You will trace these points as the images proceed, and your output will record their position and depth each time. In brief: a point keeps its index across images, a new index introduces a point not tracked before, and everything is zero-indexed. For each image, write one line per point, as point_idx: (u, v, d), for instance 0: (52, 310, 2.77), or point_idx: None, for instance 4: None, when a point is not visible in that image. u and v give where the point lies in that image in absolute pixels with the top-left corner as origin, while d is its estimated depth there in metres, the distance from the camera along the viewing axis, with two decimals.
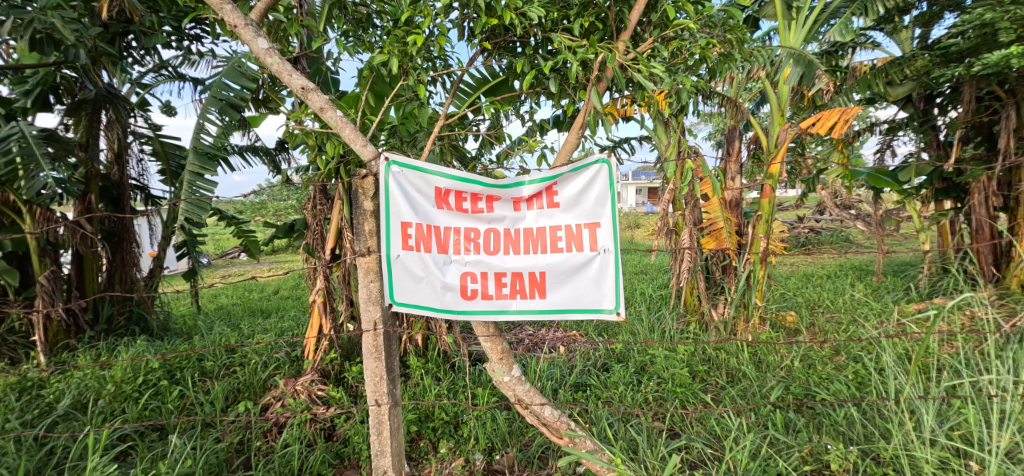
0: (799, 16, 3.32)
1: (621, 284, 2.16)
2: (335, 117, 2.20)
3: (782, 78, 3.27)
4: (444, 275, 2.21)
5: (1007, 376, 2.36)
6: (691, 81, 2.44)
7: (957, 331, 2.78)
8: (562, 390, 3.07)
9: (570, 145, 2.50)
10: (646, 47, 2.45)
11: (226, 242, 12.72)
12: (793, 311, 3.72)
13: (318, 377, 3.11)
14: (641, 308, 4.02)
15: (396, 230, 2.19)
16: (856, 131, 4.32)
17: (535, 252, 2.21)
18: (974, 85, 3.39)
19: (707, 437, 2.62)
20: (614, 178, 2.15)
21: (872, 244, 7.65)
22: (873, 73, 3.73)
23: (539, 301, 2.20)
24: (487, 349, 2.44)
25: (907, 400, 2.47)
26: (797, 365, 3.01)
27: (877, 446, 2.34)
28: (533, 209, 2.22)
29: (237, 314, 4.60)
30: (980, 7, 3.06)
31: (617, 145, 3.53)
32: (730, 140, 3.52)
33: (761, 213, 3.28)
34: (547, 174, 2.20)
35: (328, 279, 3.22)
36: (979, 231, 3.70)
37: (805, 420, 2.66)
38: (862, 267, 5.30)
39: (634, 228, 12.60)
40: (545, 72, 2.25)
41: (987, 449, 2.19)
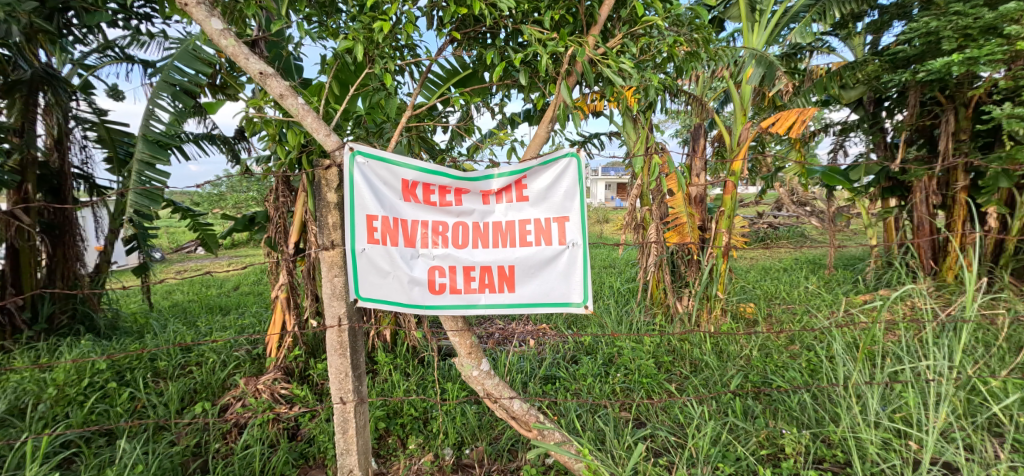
0: (762, 19, 3.35)
1: (589, 277, 2.19)
2: (296, 105, 2.13)
3: (744, 79, 3.26)
4: (411, 269, 2.19)
5: (944, 361, 2.57)
6: (659, 77, 2.51)
7: (899, 319, 2.97)
8: (531, 383, 3.14)
9: (540, 138, 2.53)
10: (616, 42, 2.52)
11: (181, 236, 12.14)
12: (752, 302, 3.89)
13: (281, 375, 3.03)
14: (609, 300, 4.09)
15: (362, 223, 2.14)
16: (812, 132, 4.52)
17: (504, 246, 2.21)
18: (918, 90, 3.53)
19: (671, 426, 2.74)
20: (582, 172, 2.17)
21: (825, 240, 8.06)
22: (829, 76, 3.85)
23: (507, 294, 2.21)
24: (456, 343, 2.46)
25: (854, 385, 2.66)
26: (755, 354, 3.14)
27: (828, 430, 2.53)
28: (502, 203, 2.22)
29: (191, 311, 4.38)
30: (923, 16, 2.92)
31: (586, 141, 3.55)
32: (694, 137, 3.42)
33: (723, 210, 3.29)
34: (516, 167, 2.20)
35: (291, 274, 3.08)
36: (919, 227, 3.92)
37: (761, 407, 2.82)
38: (815, 261, 5.60)
39: (602, 223, 12.79)
40: (515, 64, 2.27)
41: (924, 429, 2.39)
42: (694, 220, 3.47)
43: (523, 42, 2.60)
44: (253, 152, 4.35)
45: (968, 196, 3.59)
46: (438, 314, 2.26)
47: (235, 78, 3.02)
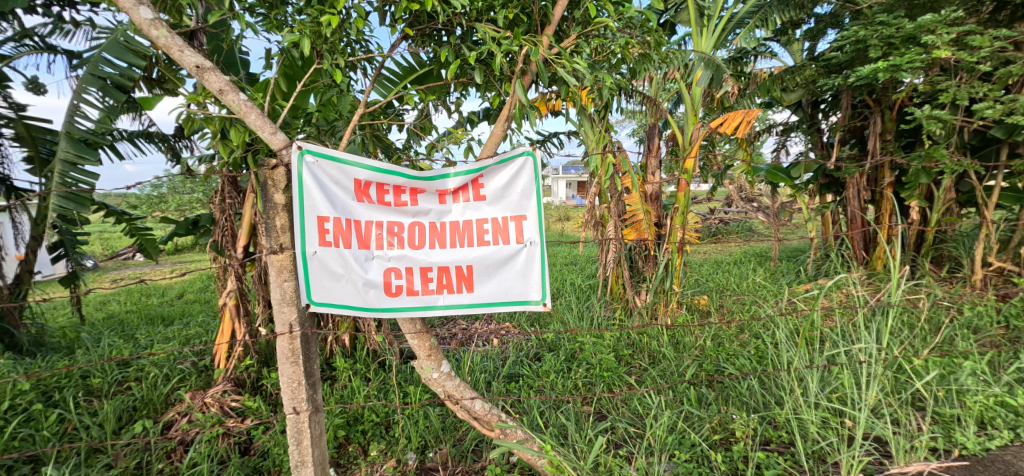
0: (710, 24, 3.50)
1: (547, 276, 2.21)
2: (237, 101, 2.03)
3: (694, 81, 3.39)
4: (366, 271, 2.14)
5: (872, 344, 2.79)
6: (612, 77, 2.57)
7: (835, 306, 3.20)
8: (495, 382, 3.15)
9: (496, 137, 2.55)
10: (570, 42, 2.56)
11: (116, 241, 11.27)
12: (705, 294, 4.07)
13: (232, 387, 2.87)
14: (571, 297, 4.17)
15: (313, 225, 2.07)
16: (756, 133, 4.77)
17: (461, 245, 2.20)
18: (850, 93, 3.78)
19: (630, 417, 2.82)
20: (538, 170, 2.18)
21: (770, 234, 8.53)
22: (771, 79, 4.07)
23: (466, 295, 2.19)
24: (414, 346, 2.43)
25: (796, 370, 2.84)
26: (709, 344, 3.29)
27: (774, 412, 2.69)
28: (458, 202, 2.20)
29: (131, 323, 4.06)
30: (854, 25, 3.16)
31: (545, 140, 3.59)
32: (649, 136, 3.51)
33: (678, 207, 3.42)
34: (471, 166, 2.19)
35: (240, 279, 2.93)
36: (854, 220, 4.12)
37: (714, 394, 2.96)
38: (761, 254, 5.93)
39: (564, 221, 13.00)
40: (470, 62, 2.27)
41: (858, 407, 2.58)
42: (650, 217, 3.58)
43: (479, 40, 2.59)
44: (195, 151, 4.08)
45: (893, 192, 3.85)
46: (395, 317, 2.22)
47: (174, 71, 2.83)
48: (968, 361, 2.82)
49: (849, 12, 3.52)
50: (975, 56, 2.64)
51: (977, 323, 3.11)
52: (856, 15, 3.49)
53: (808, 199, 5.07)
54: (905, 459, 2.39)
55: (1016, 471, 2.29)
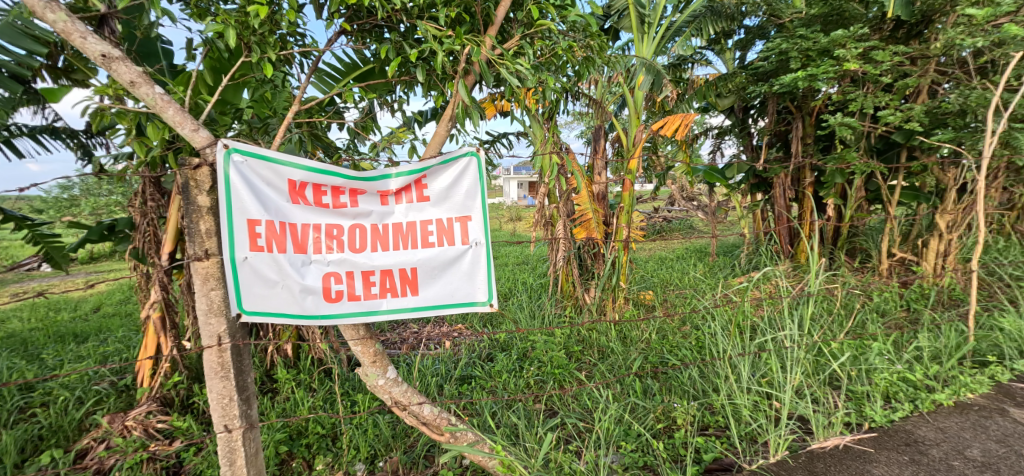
0: (651, 31, 3.67)
1: (493, 276, 2.20)
2: (152, 94, 1.86)
3: (637, 85, 3.53)
4: (303, 277, 2.03)
5: (793, 331, 3.04)
6: (555, 79, 2.62)
7: (764, 296, 3.46)
8: (447, 385, 3.13)
9: (439, 137, 2.54)
10: (513, 43, 2.58)
11: (14, 249, 10.04)
12: (650, 289, 4.26)
13: (158, 407, 2.62)
14: (522, 296, 4.22)
15: (242, 229, 1.95)
16: (693, 136, 5.06)
17: (405, 248, 2.13)
18: (775, 100, 4.07)
19: (581, 412, 2.89)
20: (482, 171, 2.18)
21: (709, 230, 9.02)
22: (707, 85, 4.31)
23: (410, 298, 2.13)
24: (358, 352, 2.38)
25: (730, 358, 3.03)
26: (654, 337, 3.44)
27: (712, 399, 2.86)
28: (401, 203, 2.14)
29: (37, 340, 3.62)
30: (777, 38, 3.40)
31: (494, 141, 3.64)
32: (595, 138, 3.64)
33: (623, 206, 3.55)
34: (414, 166, 2.14)
35: (166, 289, 2.67)
36: (780, 216, 4.40)
37: (658, 385, 3.09)
38: (700, 249, 6.28)
39: (518, 220, 13.10)
40: (410, 59, 2.26)
41: (783, 389, 2.79)
42: (598, 216, 3.70)
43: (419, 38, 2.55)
44: (110, 149, 3.70)
45: (814, 191, 4.18)
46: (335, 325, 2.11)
47: (83, 61, 2.54)
48: (876, 342, 3.13)
49: (774, 26, 3.73)
50: (878, 69, 2.94)
51: (883, 307, 3.47)
52: (779, 29, 3.75)
53: (740, 198, 5.41)
54: (823, 434, 2.60)
55: (915, 438, 2.53)
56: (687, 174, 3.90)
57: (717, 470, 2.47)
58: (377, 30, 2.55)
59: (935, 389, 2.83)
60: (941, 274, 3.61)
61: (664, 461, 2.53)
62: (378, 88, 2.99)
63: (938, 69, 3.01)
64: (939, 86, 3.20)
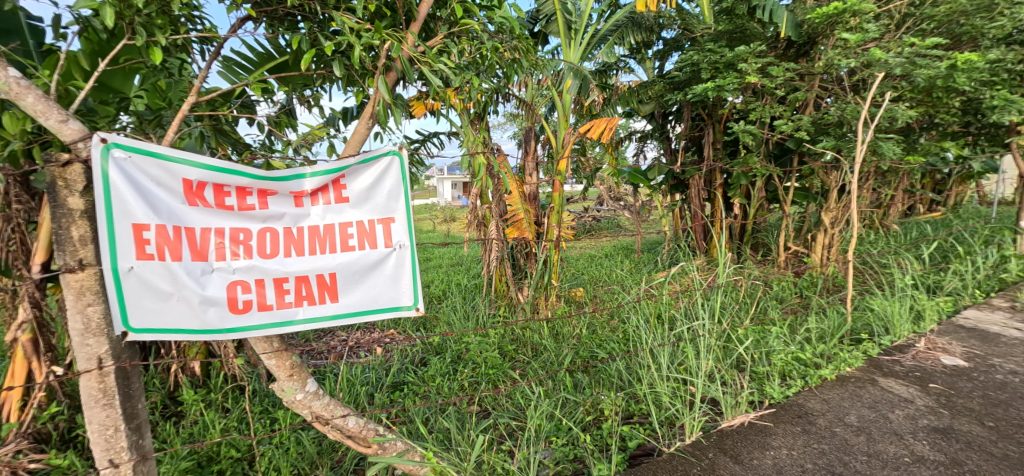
0: (577, 36, 3.82)
1: (419, 280, 2.10)
2: (5, 77, 1.57)
3: (565, 88, 3.66)
4: (204, 287, 1.81)
5: (704, 322, 3.28)
6: (478, 79, 2.57)
7: (680, 289, 3.73)
8: (379, 393, 2.99)
9: (360, 135, 2.38)
10: (437, 41, 2.51)
11: None
12: (580, 286, 4.44)
13: (30, 445, 2.20)
14: (456, 299, 4.19)
15: (126, 235, 1.69)
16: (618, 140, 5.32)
17: (323, 252, 1.97)
18: (690, 108, 4.39)
19: (513, 411, 2.87)
20: (405, 170, 2.07)
21: (634, 230, 9.52)
22: (630, 92, 4.53)
23: (330, 305, 1.98)
24: (273, 366, 2.20)
25: (650, 349, 3.18)
26: (584, 332, 3.56)
27: (635, 388, 2.94)
28: (318, 205, 1.98)
29: None
30: (691, 51, 3.69)
31: (426, 139, 3.64)
32: (526, 139, 3.72)
33: (554, 206, 3.65)
34: (331, 165, 1.97)
35: (39, 306, 2.24)
36: (696, 215, 4.77)
37: (588, 379, 3.17)
38: (627, 247, 6.61)
39: (451, 221, 13.02)
40: (325, 52, 2.06)
41: (696, 373, 2.96)
42: (530, 216, 3.74)
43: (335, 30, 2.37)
44: None
45: (723, 191, 4.57)
46: (243, 339, 1.92)
47: None
48: (774, 326, 3.46)
49: (689, 38, 4.14)
50: (773, 83, 3.30)
51: (782, 295, 3.90)
52: (693, 43, 4.19)
53: (662, 197, 5.59)
54: (731, 413, 2.72)
55: (805, 410, 2.72)
56: (614, 175, 4.06)
57: (641, 456, 2.54)
58: (290, 18, 2.34)
59: (821, 366, 3.11)
60: (825, 263, 4.15)
61: (590, 452, 2.55)
62: (292, 81, 2.70)
63: (821, 85, 3.47)
64: (822, 100, 3.66)
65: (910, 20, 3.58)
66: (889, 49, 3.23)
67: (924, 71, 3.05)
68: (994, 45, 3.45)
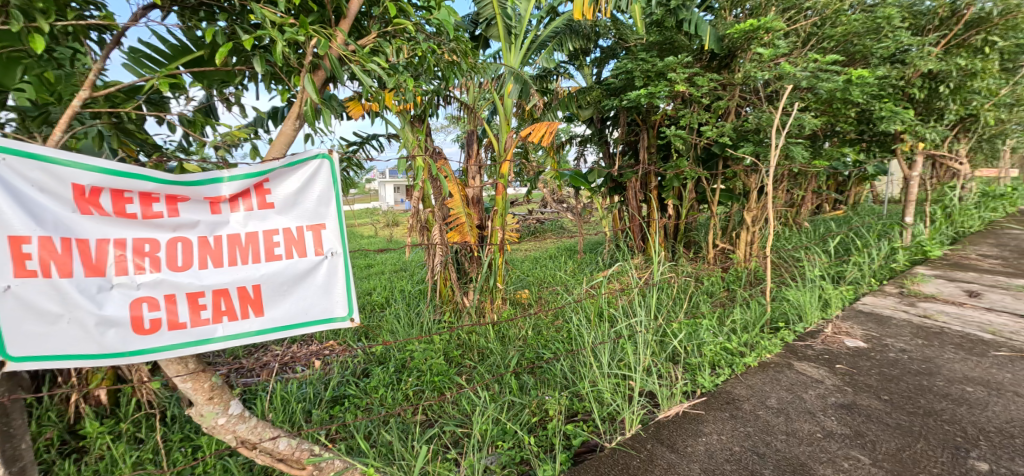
0: (517, 41, 3.95)
1: (351, 289, 2.14)
2: None
3: (506, 92, 3.80)
4: (101, 306, 1.75)
5: (640, 320, 3.43)
6: (413, 80, 2.52)
7: (620, 288, 3.88)
8: (316, 410, 2.88)
9: (286, 137, 2.30)
10: (368, 40, 2.42)
11: None
12: (525, 287, 4.54)
13: None
14: (400, 306, 4.16)
15: (8, 250, 1.61)
16: (559, 144, 5.48)
17: (246, 263, 1.96)
18: (626, 113, 4.61)
19: (459, 418, 2.85)
20: (336, 172, 2.12)
21: (577, 231, 9.82)
22: (569, 97, 4.69)
23: (253, 319, 1.97)
24: (190, 390, 2.16)
25: (591, 346, 3.28)
26: (530, 334, 3.62)
27: (578, 387, 3.00)
28: (237, 211, 1.95)
29: None
30: (626, 59, 3.89)
31: (364, 142, 3.53)
32: (468, 142, 3.73)
33: (497, 209, 3.71)
34: (251, 170, 1.97)
35: None
36: (633, 216, 5.02)
37: (533, 380, 3.21)
38: (571, 247, 6.82)
39: (392, 226, 12.80)
40: (244, 48, 1.94)
41: (636, 369, 3.03)
42: (471, 220, 3.76)
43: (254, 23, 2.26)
44: None
45: (658, 193, 4.85)
46: (152, 360, 1.86)
47: None
48: (705, 319, 3.68)
49: (624, 47, 4.40)
50: (700, 92, 3.55)
51: (711, 289, 4.21)
52: (627, 51, 4.45)
53: (602, 199, 5.74)
54: (668, 405, 2.81)
55: (733, 397, 2.84)
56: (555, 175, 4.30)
57: (586, 453, 2.58)
58: (205, 8, 2.19)
59: (745, 354, 3.30)
60: (748, 258, 4.52)
61: (533, 455, 2.56)
62: (209, 76, 2.33)
63: (741, 95, 3.80)
64: (743, 109, 3.98)
65: (814, 38, 3.97)
66: (796, 63, 3.56)
67: (825, 83, 3.38)
68: (881, 63, 3.91)
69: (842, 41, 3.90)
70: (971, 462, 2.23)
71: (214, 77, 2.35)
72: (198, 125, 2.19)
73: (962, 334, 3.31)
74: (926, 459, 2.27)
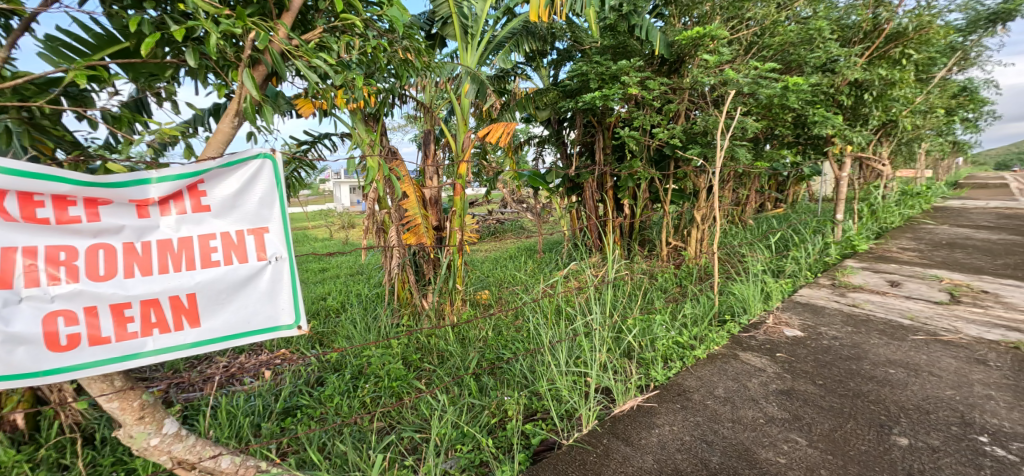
0: (473, 40, 3.99)
1: (298, 297, 2.15)
2: None
3: (463, 92, 3.85)
4: (9, 323, 1.66)
5: (595, 318, 3.53)
6: (360, 77, 2.50)
7: (576, 286, 4.00)
8: (266, 422, 2.82)
9: (223, 135, 2.22)
10: (313, 35, 2.36)
11: None
12: (485, 288, 4.61)
13: None
14: (355, 311, 4.14)
15: None
16: (518, 144, 5.54)
17: (179, 271, 1.91)
18: (581, 115, 4.72)
19: (418, 424, 2.85)
20: (279, 173, 2.10)
21: (537, 230, 9.97)
22: (526, 98, 4.77)
23: (187, 331, 1.92)
24: (116, 410, 2.08)
25: (549, 343, 3.38)
26: (490, 335, 3.67)
27: (537, 386, 3.08)
28: (168, 215, 1.90)
29: None
30: (581, 62, 4.01)
31: (315, 140, 3.50)
32: (425, 142, 3.75)
33: (456, 210, 3.70)
34: (182, 171, 1.90)
35: None
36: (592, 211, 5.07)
37: (494, 381, 3.26)
38: (530, 247, 6.92)
39: (348, 227, 12.56)
40: (175, 37, 1.87)
41: (591, 365, 3.13)
42: (427, 221, 3.78)
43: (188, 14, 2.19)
44: None
45: (614, 192, 5.01)
46: (73, 377, 1.78)
47: None
48: (658, 314, 3.85)
49: (579, 49, 4.53)
50: (651, 95, 3.71)
51: (664, 285, 4.40)
52: (582, 53, 4.59)
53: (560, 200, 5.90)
54: (624, 399, 2.92)
55: (684, 389, 2.98)
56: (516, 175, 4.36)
57: (544, 451, 2.64)
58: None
59: (695, 347, 3.46)
60: (698, 254, 4.73)
61: (492, 456, 2.59)
62: (137, 68, 2.16)
63: (691, 99, 3.99)
64: (692, 112, 4.18)
65: (755, 46, 4.22)
66: (739, 70, 3.77)
67: (765, 89, 3.59)
68: (814, 71, 4.20)
69: (779, 50, 4.17)
70: (893, 438, 2.45)
71: (144, 71, 2.18)
72: (125, 123, 2.04)
73: (885, 320, 3.61)
74: (856, 437, 2.47)
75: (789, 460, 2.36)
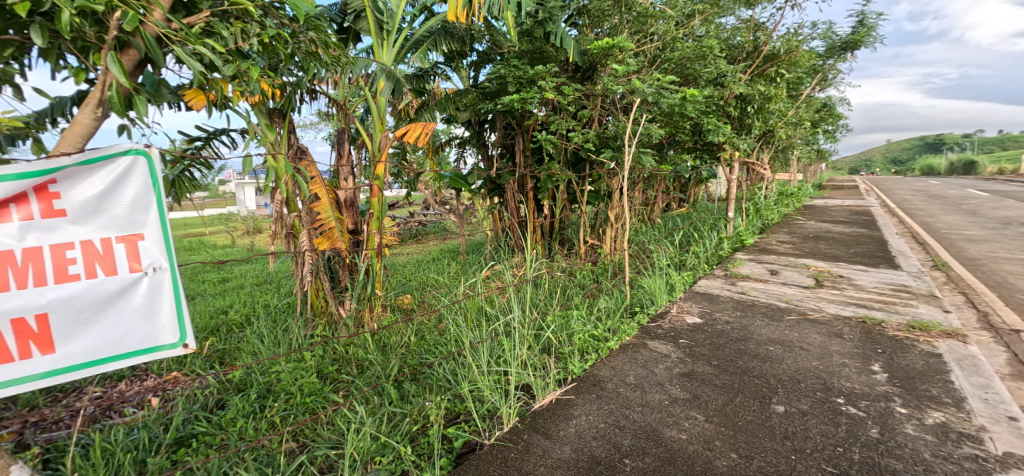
0: (390, 37, 4.00)
1: (183, 313, 2.07)
2: None
3: (378, 90, 3.85)
4: None
5: (515, 318, 3.66)
6: (257, 69, 2.39)
7: (495, 288, 4.13)
8: (155, 456, 2.64)
9: (80, 126, 2.00)
10: (197, 19, 2.18)
11: None
12: (407, 292, 4.64)
13: None
14: (263, 325, 3.98)
15: None
16: (438, 145, 5.57)
17: (23, 288, 1.75)
18: (501, 117, 4.85)
19: (333, 440, 2.78)
20: (155, 171, 1.99)
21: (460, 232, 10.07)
22: (445, 99, 4.84)
23: (36, 358, 1.80)
24: None
25: (470, 342, 3.50)
26: (411, 341, 3.70)
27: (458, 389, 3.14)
28: (8, 221, 1.73)
29: None
30: (499, 65, 4.17)
31: (211, 137, 3.33)
32: (339, 141, 3.74)
33: (373, 212, 3.75)
34: (31, 170, 1.76)
35: None
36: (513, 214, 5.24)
37: (415, 387, 3.29)
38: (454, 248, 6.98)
39: (258, 232, 11.89)
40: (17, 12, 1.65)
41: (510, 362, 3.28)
42: (342, 225, 3.76)
43: None
44: None
45: (533, 193, 5.21)
46: None
47: None
48: (575, 310, 4.07)
49: (497, 52, 4.69)
50: (567, 99, 3.94)
51: (582, 282, 4.66)
52: (501, 56, 4.75)
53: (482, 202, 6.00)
54: (543, 394, 3.08)
55: (598, 379, 3.21)
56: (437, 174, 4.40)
57: (467, 453, 2.75)
58: None
59: (608, 338, 3.70)
60: (613, 251, 5.05)
61: (412, 465, 2.60)
62: None
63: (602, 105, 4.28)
64: (604, 118, 4.46)
65: (658, 59, 4.63)
66: (644, 79, 4.09)
67: (667, 100, 3.91)
68: (706, 84, 4.66)
69: (677, 64, 4.58)
70: (773, 406, 2.82)
71: None
72: None
73: (766, 304, 4.10)
74: (743, 409, 2.81)
75: (689, 435, 2.64)
